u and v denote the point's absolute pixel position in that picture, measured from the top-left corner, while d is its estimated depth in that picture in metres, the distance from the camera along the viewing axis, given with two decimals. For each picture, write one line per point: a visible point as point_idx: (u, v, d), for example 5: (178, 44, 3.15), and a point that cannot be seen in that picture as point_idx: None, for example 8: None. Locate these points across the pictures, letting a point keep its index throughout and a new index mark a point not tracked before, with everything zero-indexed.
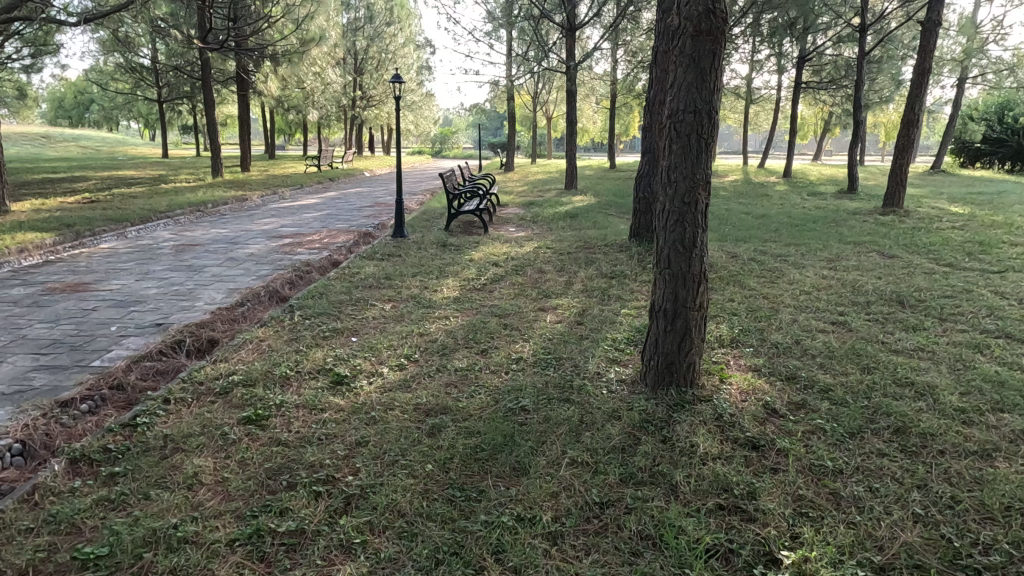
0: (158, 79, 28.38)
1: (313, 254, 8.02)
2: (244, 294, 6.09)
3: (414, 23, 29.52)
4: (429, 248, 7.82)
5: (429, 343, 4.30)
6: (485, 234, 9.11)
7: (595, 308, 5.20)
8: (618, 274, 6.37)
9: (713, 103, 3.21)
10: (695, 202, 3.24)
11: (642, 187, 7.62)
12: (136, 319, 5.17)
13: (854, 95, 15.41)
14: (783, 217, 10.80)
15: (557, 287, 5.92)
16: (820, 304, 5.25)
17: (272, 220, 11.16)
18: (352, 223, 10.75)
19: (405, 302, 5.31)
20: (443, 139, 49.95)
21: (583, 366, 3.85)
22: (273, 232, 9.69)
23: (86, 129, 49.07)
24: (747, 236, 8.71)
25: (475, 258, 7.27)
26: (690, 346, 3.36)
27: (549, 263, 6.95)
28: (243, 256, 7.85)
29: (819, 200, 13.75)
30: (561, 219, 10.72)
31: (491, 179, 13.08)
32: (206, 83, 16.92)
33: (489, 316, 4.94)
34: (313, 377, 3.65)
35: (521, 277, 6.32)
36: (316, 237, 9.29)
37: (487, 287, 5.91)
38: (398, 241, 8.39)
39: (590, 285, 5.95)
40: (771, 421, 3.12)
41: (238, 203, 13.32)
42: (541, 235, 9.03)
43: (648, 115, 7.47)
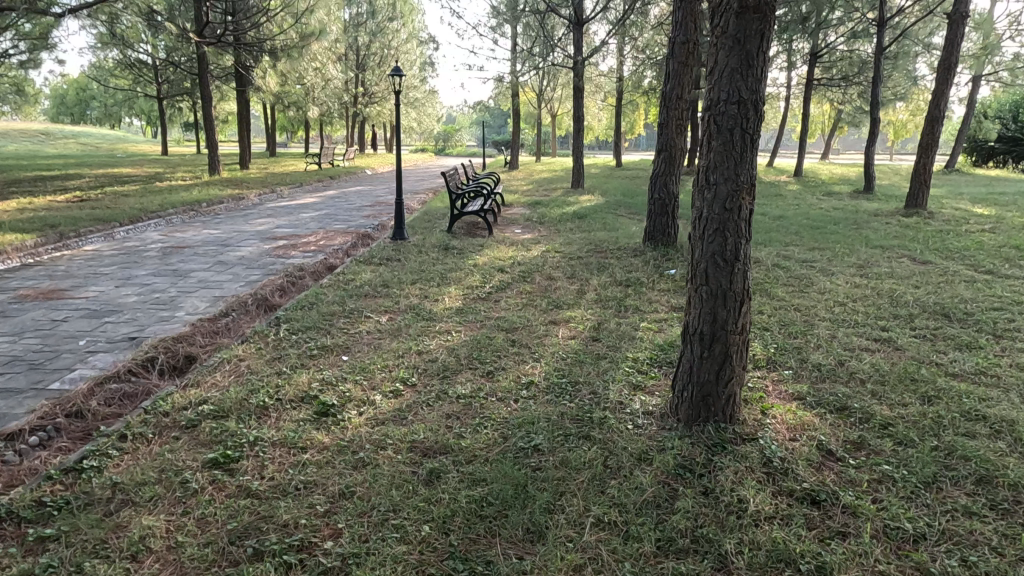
0: (157, 75, 27.96)
1: (307, 257, 7.55)
2: (230, 303, 5.63)
3: (417, 19, 29.06)
4: (430, 252, 7.37)
5: (428, 364, 3.84)
6: (490, 237, 8.65)
7: (611, 321, 4.73)
8: (634, 282, 5.91)
9: (761, 93, 2.73)
10: (738, 208, 2.76)
11: (657, 189, 7.17)
12: (108, 332, 4.73)
13: (871, 92, 14.91)
14: (802, 218, 10.32)
15: (569, 296, 5.46)
16: (858, 318, 4.79)
17: (267, 220, 10.71)
18: (350, 224, 10.30)
19: (403, 314, 4.85)
20: (445, 137, 49.51)
21: (602, 393, 3.39)
22: (267, 233, 9.24)
23: (87, 127, 48.73)
24: (767, 239, 8.23)
25: (480, 263, 6.82)
26: (730, 375, 2.89)
27: (559, 269, 6.49)
28: (233, 259, 7.40)
29: (836, 201, 13.29)
30: (568, 220, 10.26)
31: (495, 177, 12.63)
32: (202, 78, 16.49)
33: (495, 330, 4.48)
34: (294, 407, 3.20)
35: (529, 284, 5.86)
36: (311, 238, 8.86)
37: (493, 296, 5.46)
38: (398, 243, 7.94)
39: (604, 294, 5.49)
40: (828, 466, 2.66)
41: (234, 202, 12.89)
42: (549, 237, 8.57)
43: (664, 111, 7.05)
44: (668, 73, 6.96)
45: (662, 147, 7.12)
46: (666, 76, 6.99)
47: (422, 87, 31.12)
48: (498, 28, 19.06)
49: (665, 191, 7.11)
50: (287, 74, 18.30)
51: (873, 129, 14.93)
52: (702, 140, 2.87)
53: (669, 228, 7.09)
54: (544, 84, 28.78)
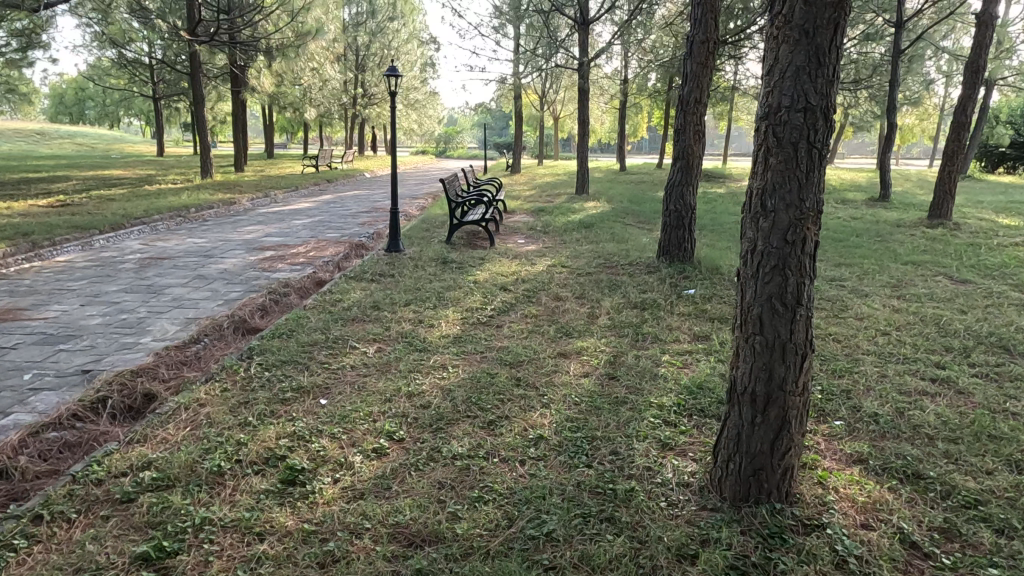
0: (153, 75, 27.47)
1: (294, 271, 7.00)
2: (204, 326, 5.08)
3: (418, 19, 28.57)
4: (426, 266, 6.82)
5: (420, 411, 3.30)
6: (492, 248, 8.09)
7: (628, 354, 4.19)
8: (650, 304, 5.37)
9: (831, 100, 2.20)
10: (802, 240, 2.22)
11: (672, 200, 6.61)
12: (60, 363, 4.17)
13: (888, 95, 14.37)
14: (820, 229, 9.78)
15: (579, 320, 4.93)
16: (909, 351, 4.23)
17: (256, 227, 10.19)
18: (344, 232, 9.75)
19: (393, 344, 4.31)
20: (446, 138, 49.09)
21: (626, 455, 2.84)
22: (255, 243, 8.69)
23: (84, 127, 48.27)
24: None
25: (480, 279, 6.30)
26: (788, 445, 2.35)
27: (567, 287, 5.97)
28: (214, 273, 6.86)
29: (852, 209, 12.74)
30: (574, 229, 9.72)
31: (497, 183, 12.09)
32: (195, 78, 15.98)
33: (497, 366, 3.94)
34: (255, 474, 2.65)
35: (534, 306, 5.33)
36: (301, 248, 8.31)
37: (495, 321, 4.93)
38: (392, 256, 7.40)
39: (618, 319, 4.94)
40: (917, 567, 2.11)
41: (225, 207, 12.35)
42: (555, 250, 8.03)
43: (681, 116, 6.52)
44: (686, 76, 6.45)
45: (679, 154, 6.55)
46: (683, 78, 6.49)
47: (423, 89, 30.63)
48: (501, 28, 18.53)
49: (682, 203, 6.54)
50: (283, 73, 17.78)
51: (889, 134, 14.36)
52: (755, 157, 2.34)
53: (686, 243, 6.55)
54: (546, 86, 28.30)
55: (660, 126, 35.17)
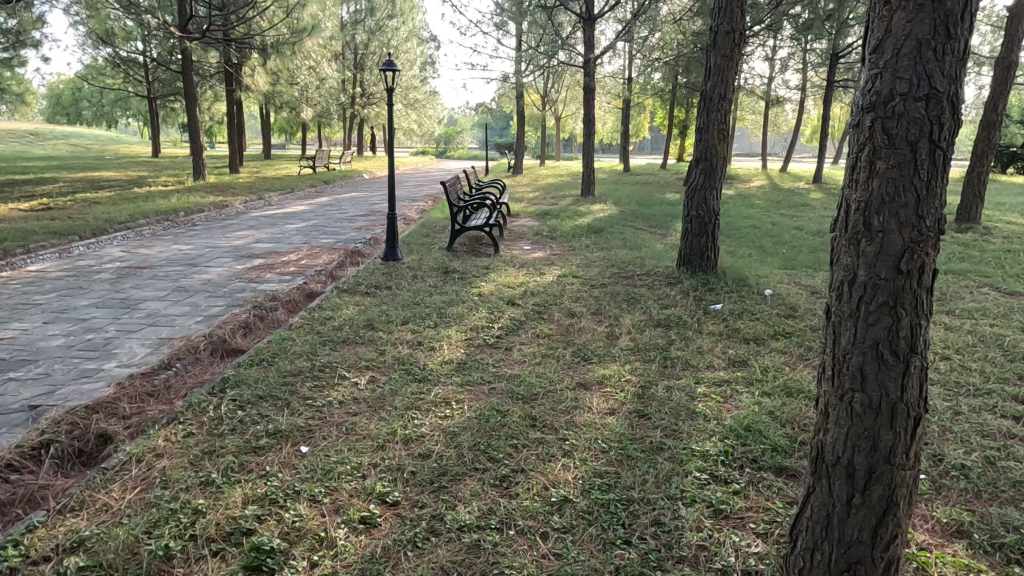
0: (148, 75, 26.97)
1: (283, 282, 6.48)
2: (178, 346, 4.54)
3: (418, 17, 28.04)
4: (426, 277, 6.30)
5: (419, 463, 2.76)
6: (496, 255, 7.57)
7: (659, 384, 3.66)
8: (675, 321, 4.84)
9: (962, 85, 1.66)
10: (921, 270, 1.69)
11: (693, 205, 6.08)
12: (6, 396, 3.63)
13: None
14: None
15: (597, 341, 4.41)
16: (980, 381, 3.68)
17: (247, 232, 9.67)
18: (339, 237, 9.23)
19: (389, 373, 3.78)
20: (447, 139, 48.59)
21: (672, 527, 2.31)
22: (244, 250, 8.17)
23: (80, 129, 47.81)
24: (815, 262, 7.15)
25: (485, 291, 5.78)
26: (894, 533, 1.83)
27: (581, 301, 5.45)
28: (197, 285, 6.34)
29: None
30: (583, 234, 9.20)
31: (500, 185, 11.58)
32: (186, 77, 15.49)
33: (509, 401, 3.41)
34: (213, 559, 2.12)
35: (547, 324, 4.82)
36: (292, 256, 7.78)
37: (504, 342, 4.41)
38: (389, 264, 6.88)
39: (642, 339, 4.41)
40: None
41: (216, 211, 11.84)
42: (564, 257, 7.52)
43: (704, 114, 5.98)
44: (709, 69, 5.94)
45: (702, 156, 6.01)
46: (706, 73, 5.97)
47: (422, 89, 30.12)
48: (502, 26, 18.01)
49: (705, 208, 6.02)
50: (278, 71, 17.24)
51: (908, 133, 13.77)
52: (853, 160, 1.80)
53: (709, 252, 6.04)
54: (548, 85, 27.79)
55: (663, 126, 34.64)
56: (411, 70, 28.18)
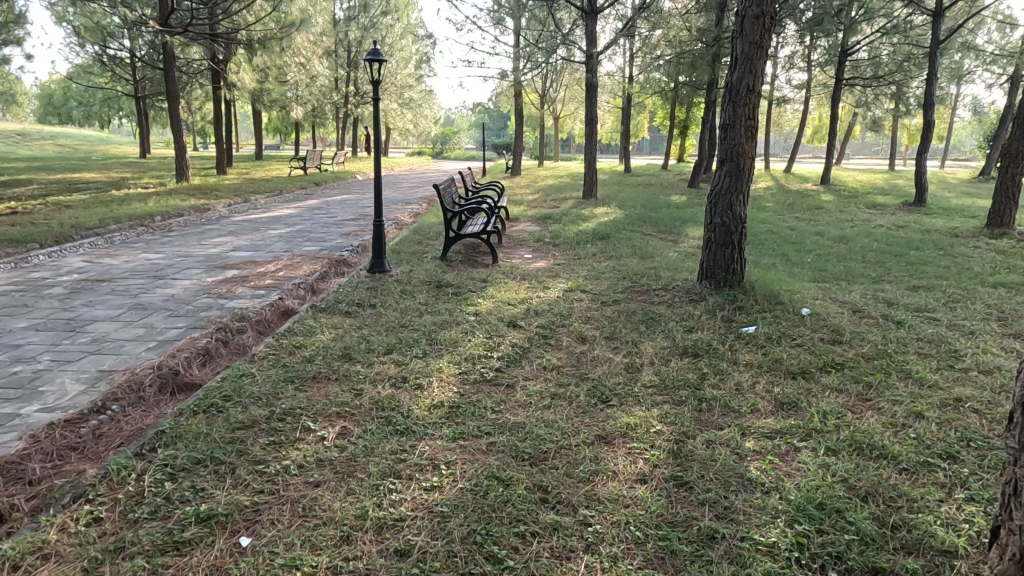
0: (135, 74, 26.20)
1: (255, 298, 5.77)
2: (119, 381, 3.82)
3: (413, 14, 27.33)
4: (417, 292, 5.61)
5: (396, 567, 2.07)
6: (495, 266, 6.89)
7: (696, 438, 2.97)
8: (703, 348, 4.16)
9: None
10: None
11: (718, 211, 5.39)
12: None
13: (928, 92, 12.93)
14: (870, 241, 8.57)
15: (615, 376, 3.72)
16: None
17: (225, 238, 8.98)
18: (324, 244, 8.53)
19: (365, 423, 3.08)
20: (444, 139, 47.82)
21: None
22: (218, 259, 7.47)
23: (70, 129, 47.03)
24: (847, 273, 6.47)
25: (483, 310, 5.10)
26: None
27: (593, 322, 4.77)
28: (158, 301, 5.64)
29: (891, 216, 11.55)
30: (588, 240, 8.51)
31: (498, 188, 10.88)
32: (168, 74, 14.76)
33: (513, 465, 2.71)
34: None
35: (555, 353, 4.12)
36: (270, 266, 7.09)
37: (504, 378, 3.71)
38: (375, 277, 6.18)
39: (668, 374, 3.73)
40: None
41: (196, 215, 11.13)
42: (569, 268, 6.84)
43: (729, 109, 5.29)
44: (736, 59, 5.26)
45: (726, 155, 5.31)
46: (731, 62, 5.29)
47: (418, 88, 29.40)
48: (500, 21, 17.28)
49: (731, 215, 5.33)
50: (266, 68, 16.52)
51: (926, 133, 13.13)
52: None
53: (735, 264, 5.36)
54: (546, 84, 27.10)
55: (664, 126, 33.97)
56: (406, 68, 27.46)
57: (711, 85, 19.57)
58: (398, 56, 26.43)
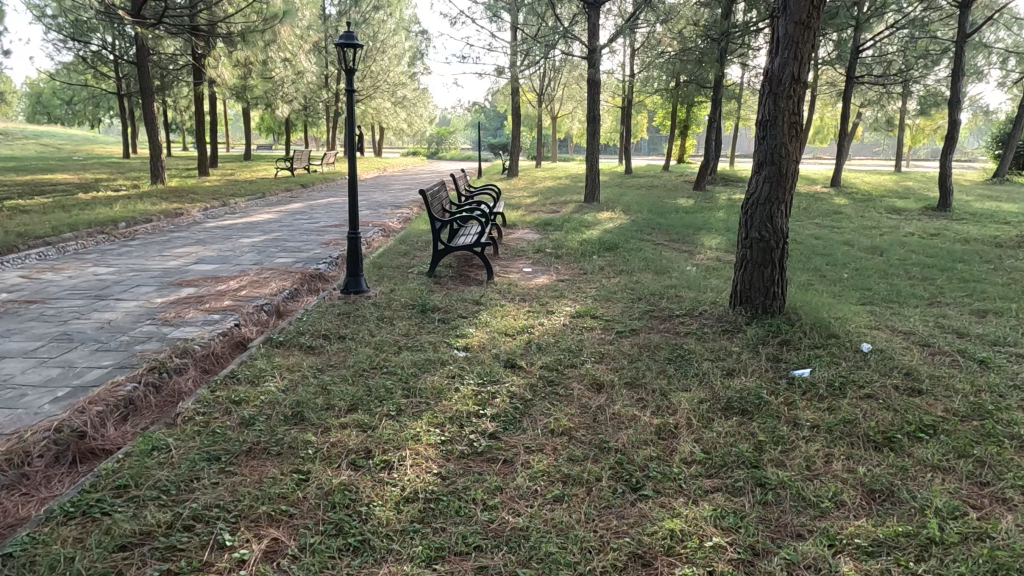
0: (117, 71, 25.28)
1: (206, 326, 4.88)
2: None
3: (407, 10, 26.45)
4: (397, 319, 4.74)
5: None
6: (488, 283, 6.02)
7: (773, 561, 2.10)
8: (752, 404, 3.29)
9: None
10: None
11: (755, 223, 4.52)
12: None
13: (954, 88, 12.12)
14: (905, 252, 7.73)
15: (646, 449, 2.85)
16: None
17: (191, 248, 8.10)
18: (299, 256, 7.66)
19: (303, 533, 2.20)
20: (441, 139, 46.90)
21: None
22: (175, 275, 6.59)
23: (56, 129, 46.06)
24: (895, 293, 5.61)
25: (474, 344, 4.24)
26: None
27: (609, 363, 3.90)
28: (90, 329, 4.76)
29: (918, 222, 10.70)
30: (594, 251, 7.65)
31: (494, 192, 10.03)
32: (142, 70, 13.87)
33: None
34: None
35: (566, 411, 3.23)
36: (233, 282, 6.21)
37: (501, 452, 2.83)
38: (349, 299, 5.29)
39: (714, 446, 2.86)
40: None
41: (166, 221, 10.26)
42: (574, 286, 5.99)
43: (769, 102, 4.44)
44: (777, 45, 4.41)
45: (765, 158, 4.47)
46: (771, 47, 4.46)
47: (412, 86, 28.59)
48: (496, 14, 16.39)
49: (770, 229, 4.47)
50: (249, 63, 15.62)
51: (950, 132, 12.30)
52: None
53: (775, 287, 4.51)
54: (544, 83, 26.23)
55: (665, 126, 33.15)
56: (400, 65, 26.57)
57: (716, 83, 18.74)
58: (390, 53, 25.55)
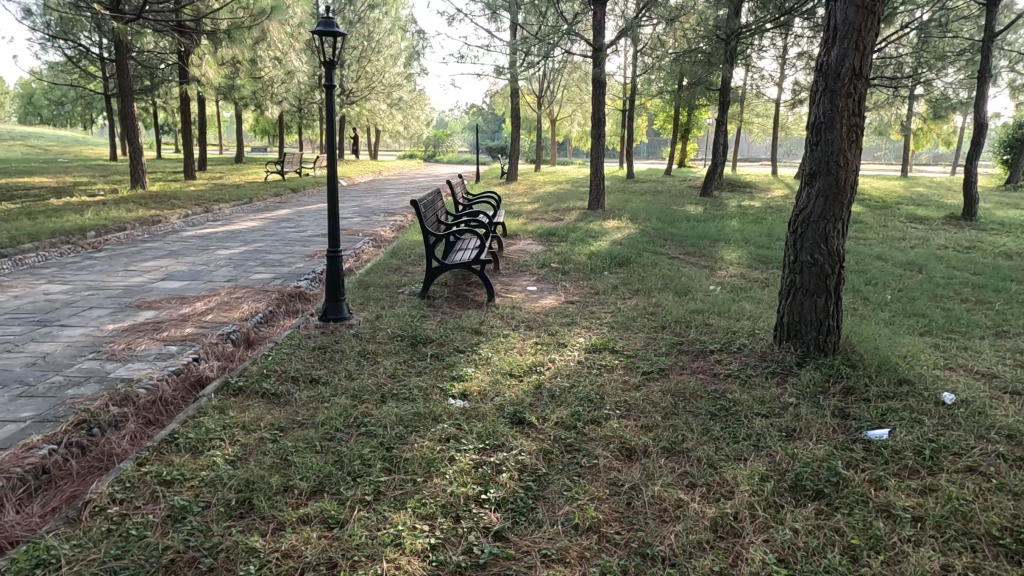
0: (104, 70, 24.52)
1: (158, 362, 4.15)
2: None
3: (403, 9, 25.75)
4: (382, 355, 4.01)
5: None
6: (488, 306, 5.31)
7: None
8: (829, 485, 2.57)
9: None
10: None
11: (808, 242, 3.81)
12: None
13: (981, 89, 11.44)
14: (947, 268, 7.04)
15: (704, 559, 2.13)
16: None
17: (161, 261, 7.36)
18: (279, 271, 6.94)
19: None
20: (438, 141, 46.16)
21: None
22: (137, 294, 5.85)
23: (46, 130, 45.20)
24: (956, 320, 4.91)
25: (474, 390, 3.52)
26: None
27: (639, 419, 3.18)
28: (20, 366, 4.02)
29: (946, 232, 10.02)
30: (604, 267, 6.95)
31: (494, 200, 9.32)
32: (122, 68, 13.14)
33: None
34: None
35: (592, 493, 2.53)
36: (199, 304, 5.48)
37: (509, 564, 2.11)
38: (328, 328, 4.55)
39: (793, 557, 2.14)
40: None
41: (140, 229, 9.52)
42: (586, 310, 5.28)
43: (824, 99, 3.73)
44: (833, 32, 3.71)
45: (818, 167, 3.77)
46: (824, 35, 3.76)
47: (408, 87, 27.89)
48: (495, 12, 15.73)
49: (825, 251, 3.77)
50: (236, 61, 14.88)
51: (976, 136, 11.61)
52: None
53: (829, 319, 3.82)
54: (543, 84, 25.54)
55: (666, 129, 32.52)
56: (396, 66, 25.87)
57: (723, 85, 18.09)
58: (386, 52, 24.87)
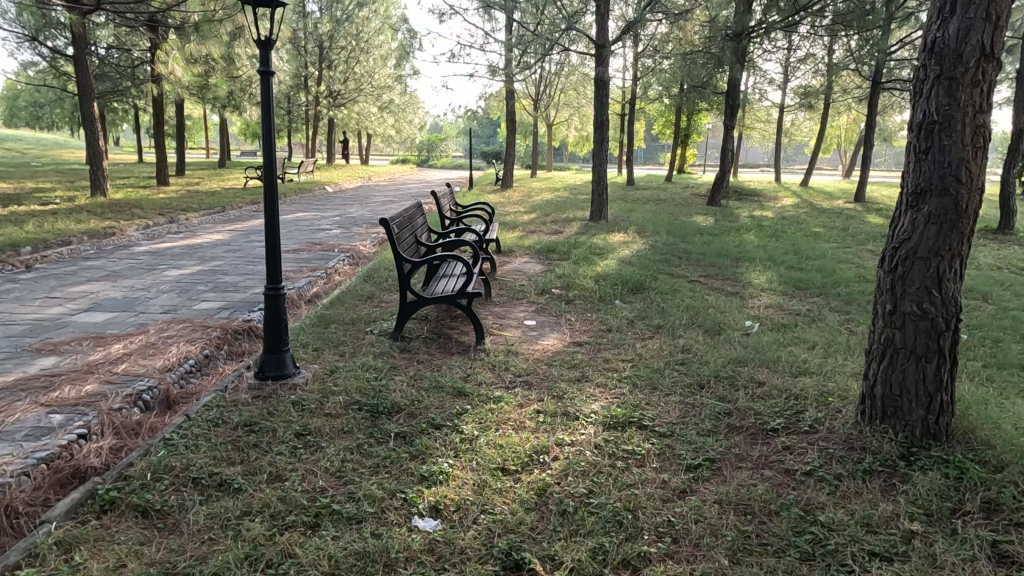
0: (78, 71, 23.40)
1: (24, 444, 3.03)
2: None
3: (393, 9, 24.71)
4: (324, 437, 2.94)
5: None
6: (473, 351, 4.26)
7: None
8: None
9: None
10: None
11: (915, 287, 2.76)
12: None
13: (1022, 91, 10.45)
14: (1016, 295, 6.01)
15: None
16: None
17: (92, 285, 6.27)
18: (232, 298, 5.87)
19: None
20: (432, 146, 45.11)
21: None
22: (44, 332, 4.75)
23: (27, 133, 43.87)
24: None
25: (453, 500, 2.47)
26: None
27: (697, 563, 2.12)
28: None
29: (989, 249, 9.00)
30: (613, 292, 5.92)
31: (486, 211, 8.29)
32: (81, 66, 12.05)
33: None
34: None
35: None
36: (117, 348, 4.40)
37: None
38: (264, 390, 3.48)
39: None
40: None
41: (86, 243, 8.42)
42: (597, 356, 4.23)
43: (940, 87, 2.66)
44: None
45: (928, 185, 2.73)
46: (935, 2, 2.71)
47: (399, 90, 26.87)
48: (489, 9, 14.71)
49: (938, 299, 2.73)
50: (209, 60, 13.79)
51: (1014, 142, 10.61)
52: None
53: (941, 392, 2.79)
54: (539, 87, 24.53)
55: (666, 134, 31.56)
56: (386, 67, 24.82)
57: (729, 88, 17.14)
58: (375, 53, 23.80)
